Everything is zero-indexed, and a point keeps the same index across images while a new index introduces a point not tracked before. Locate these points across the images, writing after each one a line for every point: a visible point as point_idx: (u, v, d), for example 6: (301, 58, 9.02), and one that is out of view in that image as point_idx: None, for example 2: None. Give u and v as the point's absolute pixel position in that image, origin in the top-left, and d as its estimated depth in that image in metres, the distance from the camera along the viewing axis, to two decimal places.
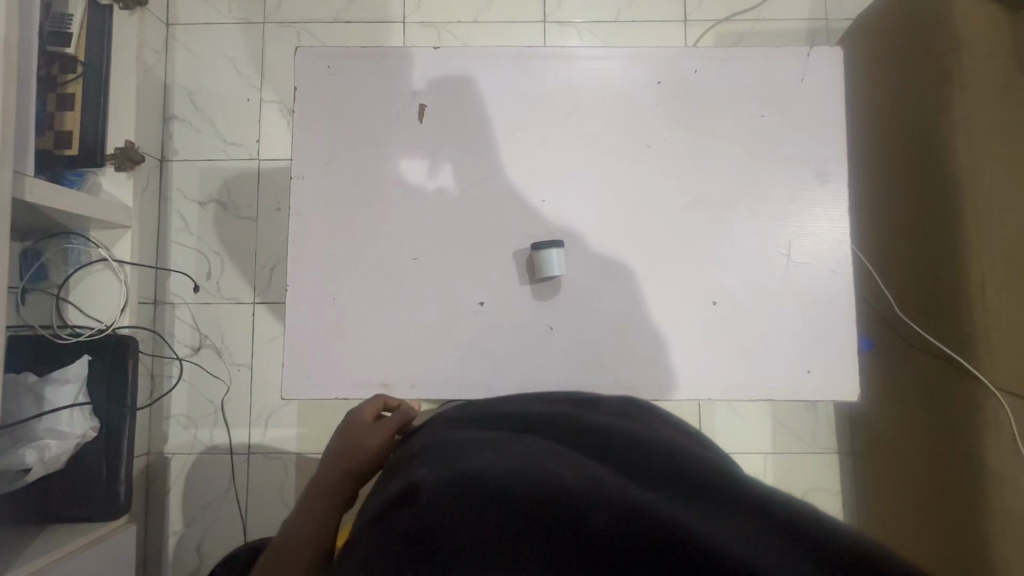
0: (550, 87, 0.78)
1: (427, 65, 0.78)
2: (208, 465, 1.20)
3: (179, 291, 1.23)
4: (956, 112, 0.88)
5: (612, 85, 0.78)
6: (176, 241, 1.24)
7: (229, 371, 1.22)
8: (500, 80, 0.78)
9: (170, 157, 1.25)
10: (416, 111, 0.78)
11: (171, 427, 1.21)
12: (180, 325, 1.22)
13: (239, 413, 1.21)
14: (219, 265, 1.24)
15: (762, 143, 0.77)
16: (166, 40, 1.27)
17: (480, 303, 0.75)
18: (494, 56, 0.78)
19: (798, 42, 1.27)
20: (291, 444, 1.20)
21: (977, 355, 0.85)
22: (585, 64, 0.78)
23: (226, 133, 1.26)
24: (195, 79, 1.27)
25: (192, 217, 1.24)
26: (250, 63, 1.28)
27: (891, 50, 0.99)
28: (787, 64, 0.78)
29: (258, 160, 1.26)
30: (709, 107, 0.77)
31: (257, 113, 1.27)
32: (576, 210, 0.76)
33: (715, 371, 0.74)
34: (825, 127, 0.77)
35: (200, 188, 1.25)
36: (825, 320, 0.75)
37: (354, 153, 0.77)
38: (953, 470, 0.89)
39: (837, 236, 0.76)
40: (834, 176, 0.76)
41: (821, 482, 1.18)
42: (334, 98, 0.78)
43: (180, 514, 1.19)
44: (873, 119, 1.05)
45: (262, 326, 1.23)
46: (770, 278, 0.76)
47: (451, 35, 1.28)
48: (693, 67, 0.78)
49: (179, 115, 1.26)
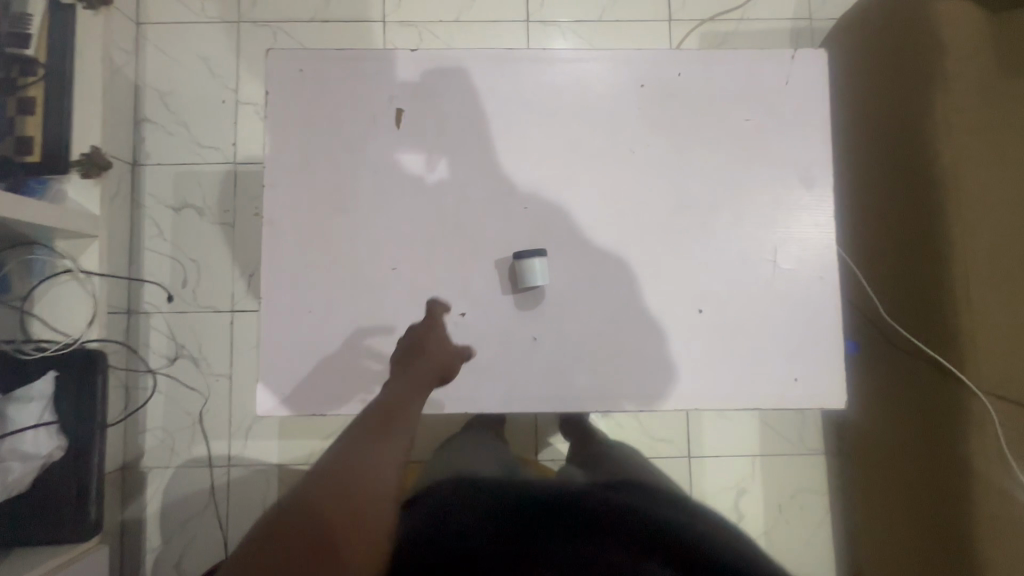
0: (532, 91, 0.76)
1: (406, 67, 0.76)
2: (186, 479, 1.16)
3: (153, 300, 1.19)
4: (942, 111, 0.88)
5: (594, 88, 0.76)
6: (150, 249, 1.20)
7: (207, 382, 1.18)
8: (480, 82, 0.76)
9: (143, 162, 1.21)
10: (393, 115, 0.75)
11: (146, 441, 1.17)
12: (155, 335, 1.18)
13: (219, 424, 1.17)
14: (195, 272, 1.20)
15: (746, 147, 0.76)
16: (137, 40, 1.23)
17: (461, 313, 0.73)
18: (475, 57, 0.76)
19: (782, 41, 1.26)
20: (273, 455, 1.17)
21: (961, 356, 0.85)
22: (568, 67, 0.76)
23: (201, 136, 1.22)
24: (167, 80, 1.23)
25: (165, 223, 1.21)
26: (225, 64, 1.24)
27: (873, 52, 1.00)
28: (772, 65, 0.77)
29: (235, 163, 1.22)
30: (693, 110, 0.76)
31: (233, 115, 1.23)
32: (561, 217, 0.75)
33: (703, 381, 0.73)
34: (811, 129, 0.76)
35: (175, 193, 1.21)
36: (811, 326, 0.73)
37: (328, 160, 0.74)
38: (937, 470, 0.89)
39: (824, 242, 0.74)
40: (819, 181, 0.75)
41: (808, 482, 1.19)
42: (308, 102, 0.75)
43: (158, 529, 1.15)
44: (856, 117, 1.04)
45: (240, 335, 1.19)
46: (757, 284, 0.74)
47: (433, 35, 1.25)
48: (678, 71, 0.76)
49: (152, 118, 1.22)
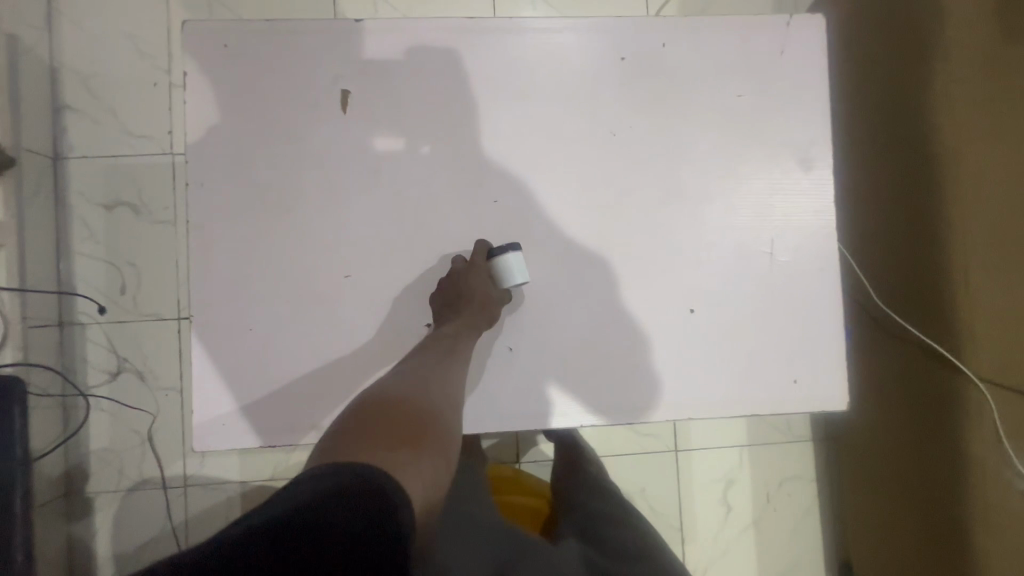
0: (499, 67, 0.67)
1: (351, 42, 0.66)
2: (138, 504, 1.07)
3: (89, 310, 1.08)
4: (941, 85, 0.82)
5: (569, 63, 0.67)
6: (80, 253, 1.08)
7: (155, 398, 1.08)
8: (439, 57, 0.66)
9: (66, 155, 1.08)
10: (339, 99, 0.66)
11: (91, 464, 1.07)
12: (92, 349, 1.07)
13: (172, 443, 1.08)
14: (134, 277, 1.08)
15: (738, 127, 0.68)
16: (49, 15, 1.08)
17: (427, 324, 0.66)
18: (432, 29, 0.66)
19: (766, 9, 1.18)
20: (233, 474, 1.08)
21: (960, 344, 0.81)
22: (539, 38, 0.67)
23: (131, 125, 1.09)
24: (88, 61, 1.09)
25: (96, 224, 1.08)
26: (154, 41, 1.10)
27: (868, 19, 0.93)
28: (764, 34, 0.69)
29: (173, 154, 1.09)
30: (679, 86, 0.68)
31: (167, 99, 1.10)
32: (535, 212, 0.67)
33: (696, 388, 0.66)
34: (807, 105, 0.69)
35: (105, 189, 1.08)
36: (811, 323, 0.68)
37: (265, 153, 0.66)
38: (937, 461, 0.86)
39: (823, 229, 0.68)
40: (817, 163, 0.69)
41: (798, 472, 1.16)
42: (239, 86, 0.65)
43: (109, 559, 1.06)
44: (850, 91, 0.98)
45: (190, 345, 1.08)
46: (753, 279, 0.68)
47: (390, 6, 1.13)
48: (662, 41, 0.68)
49: (73, 104, 1.08)
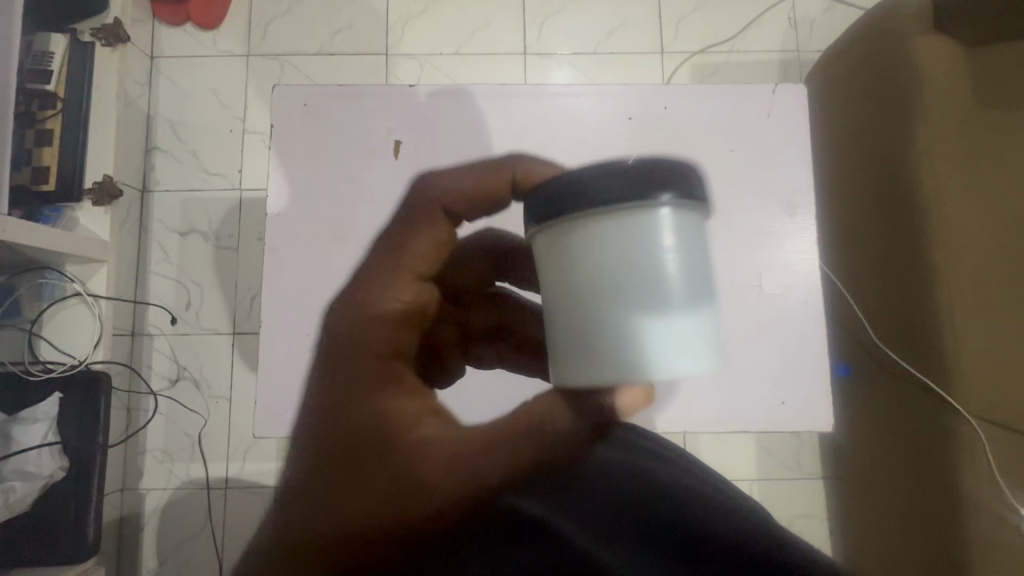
0: (525, 123, 0.80)
1: (405, 102, 0.80)
2: (184, 501, 1.17)
3: (158, 323, 1.22)
4: (923, 144, 0.91)
5: (585, 121, 0.80)
6: (156, 272, 1.23)
7: (208, 404, 1.20)
8: (475, 115, 0.80)
9: (152, 188, 1.26)
10: (392, 147, 0.79)
11: (146, 462, 1.18)
12: (158, 357, 1.21)
13: (218, 446, 1.19)
14: (199, 295, 1.23)
15: (731, 177, 0.79)
16: (150, 73, 1.29)
17: None
18: (470, 92, 0.80)
19: (772, 72, 1.31)
20: (271, 478, 1.17)
21: (951, 379, 0.86)
22: (559, 101, 0.80)
23: (208, 164, 1.27)
24: (178, 110, 1.28)
25: (171, 248, 1.24)
26: (233, 95, 1.29)
27: (855, 84, 1.03)
28: (754, 99, 0.80)
29: (241, 190, 1.26)
30: (679, 141, 0.79)
31: (240, 143, 1.27)
32: None
33: (693, 405, 0.74)
34: (792, 159, 0.79)
35: (182, 218, 1.25)
36: (797, 350, 0.75)
37: (328, 188, 0.78)
38: (932, 494, 0.89)
39: (807, 267, 0.77)
40: (801, 209, 0.78)
41: (808, 509, 1.18)
42: (311, 135, 0.79)
43: (154, 552, 1.16)
44: (840, 146, 1.08)
45: (242, 357, 1.21)
46: (745, 310, 0.76)
47: (434, 67, 1.30)
48: (665, 104, 0.80)
49: (162, 147, 1.27)
